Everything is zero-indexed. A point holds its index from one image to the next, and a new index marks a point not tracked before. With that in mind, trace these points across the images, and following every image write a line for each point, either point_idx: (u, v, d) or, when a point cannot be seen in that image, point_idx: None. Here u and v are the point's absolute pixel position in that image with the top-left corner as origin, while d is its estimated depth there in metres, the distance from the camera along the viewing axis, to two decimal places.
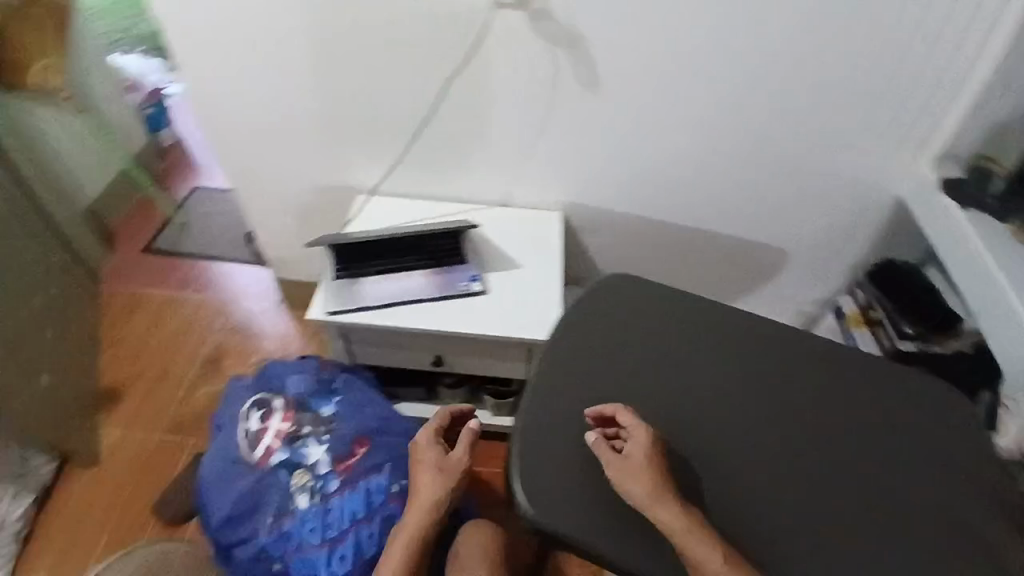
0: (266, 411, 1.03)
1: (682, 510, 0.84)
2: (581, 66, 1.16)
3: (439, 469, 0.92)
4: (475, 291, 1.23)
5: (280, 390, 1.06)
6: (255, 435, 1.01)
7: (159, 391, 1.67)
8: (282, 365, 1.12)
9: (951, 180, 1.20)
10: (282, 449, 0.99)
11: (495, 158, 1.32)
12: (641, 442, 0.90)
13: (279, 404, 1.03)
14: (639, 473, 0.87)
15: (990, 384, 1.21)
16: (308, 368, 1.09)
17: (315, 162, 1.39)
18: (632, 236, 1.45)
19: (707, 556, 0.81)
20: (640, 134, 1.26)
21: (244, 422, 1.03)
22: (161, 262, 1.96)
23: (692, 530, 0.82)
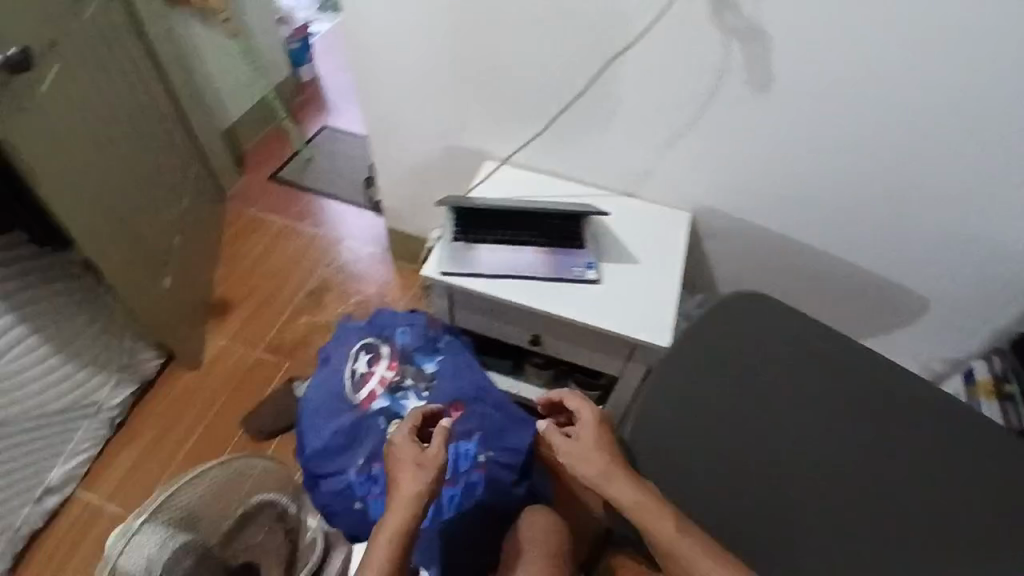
0: (374, 356, 1.09)
1: (637, 485, 0.87)
2: (754, 63, 1.09)
3: (419, 464, 0.85)
4: (590, 280, 1.21)
5: (389, 338, 1.11)
6: (360, 376, 1.07)
7: (263, 315, 1.76)
8: (391, 313, 1.17)
9: None
10: (384, 396, 1.04)
11: (633, 145, 1.28)
12: (587, 421, 0.96)
13: (387, 353, 1.09)
14: (590, 451, 0.92)
15: None
16: (417, 322, 1.14)
17: (451, 120, 1.40)
18: (758, 250, 1.38)
19: (665, 528, 0.82)
20: (795, 146, 1.18)
21: (352, 362, 1.09)
22: (284, 191, 2.05)
23: (648, 505, 0.84)
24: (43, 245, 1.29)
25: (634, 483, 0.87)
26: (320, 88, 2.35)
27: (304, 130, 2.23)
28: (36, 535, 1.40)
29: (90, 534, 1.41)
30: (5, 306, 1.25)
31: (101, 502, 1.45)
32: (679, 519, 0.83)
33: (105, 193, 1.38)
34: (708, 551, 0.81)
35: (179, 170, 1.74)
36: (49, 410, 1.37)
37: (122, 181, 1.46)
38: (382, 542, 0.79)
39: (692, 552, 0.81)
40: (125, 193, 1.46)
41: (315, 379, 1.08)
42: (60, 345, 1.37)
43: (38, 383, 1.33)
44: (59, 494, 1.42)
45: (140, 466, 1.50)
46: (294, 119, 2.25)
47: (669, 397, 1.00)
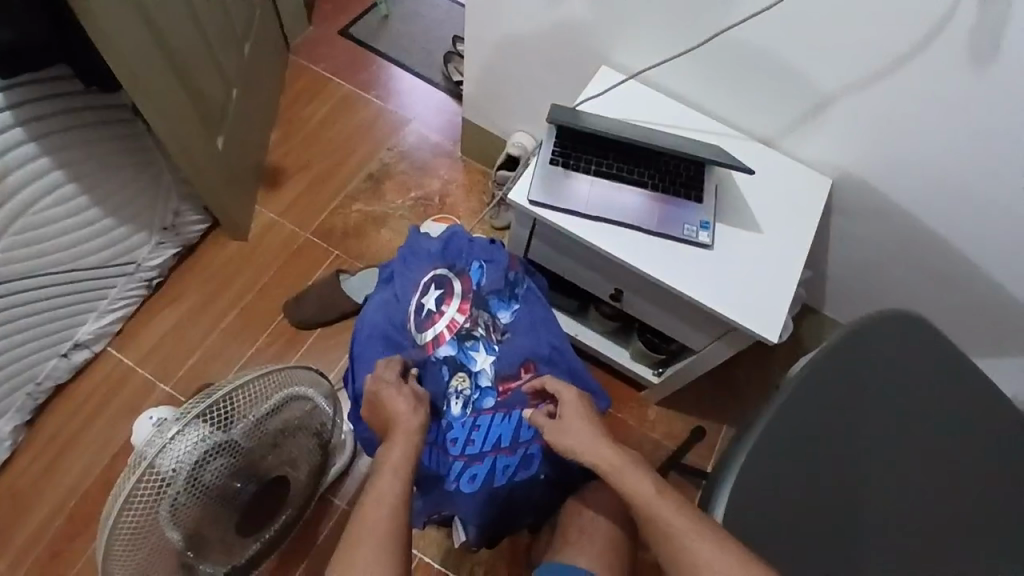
0: (447, 293, 0.98)
1: (620, 453, 0.81)
2: (997, 12, 0.82)
3: (414, 401, 0.85)
4: (700, 243, 1.02)
5: (465, 274, 1.00)
6: (427, 312, 0.97)
7: (316, 195, 1.62)
8: (467, 239, 1.04)
9: None
10: (451, 342, 0.95)
11: (789, 87, 1.05)
12: (571, 399, 0.88)
13: (462, 291, 0.98)
14: (572, 428, 0.84)
15: None
16: (499, 260, 1.02)
17: (572, 12, 1.15)
18: (890, 239, 1.17)
19: (642, 488, 0.77)
20: (998, 136, 0.94)
21: (421, 293, 0.99)
22: (354, 52, 1.82)
23: (628, 466, 0.79)
24: (91, 83, 1.13)
25: (616, 451, 0.81)
26: None
27: None
28: (63, 386, 1.38)
29: (118, 396, 1.38)
30: (42, 149, 1.12)
31: (132, 365, 1.41)
32: (659, 484, 0.77)
33: (162, 34, 1.19)
34: (683, 508, 0.74)
35: (245, 11, 1.53)
36: (85, 264, 1.29)
37: (182, 20, 1.26)
38: (387, 476, 0.77)
39: (671, 516, 0.73)
40: (184, 35, 1.27)
41: (377, 303, 1.00)
42: (99, 197, 1.25)
43: (73, 236, 1.24)
44: (87, 351, 1.38)
45: (175, 333, 1.45)
46: None
47: (788, 437, 0.73)
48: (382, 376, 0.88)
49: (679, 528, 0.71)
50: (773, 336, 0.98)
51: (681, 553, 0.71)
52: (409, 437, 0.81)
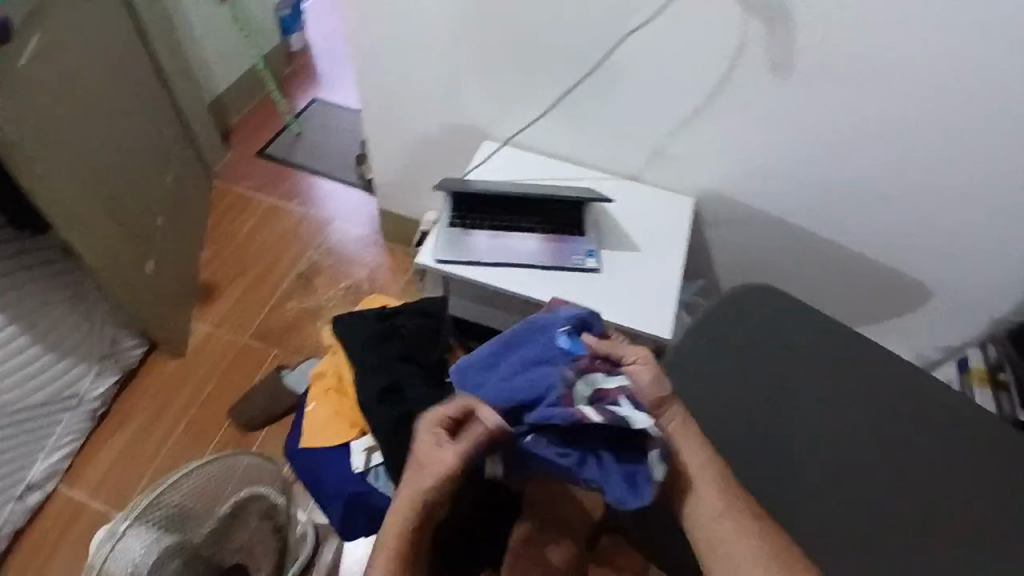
0: (585, 370, 0.75)
1: (713, 473, 0.75)
2: (768, 36, 1.02)
3: (422, 469, 0.70)
4: (589, 268, 1.15)
5: (563, 356, 0.78)
6: (597, 399, 0.73)
7: (252, 301, 1.70)
8: (510, 351, 0.84)
9: None
10: (634, 405, 0.72)
11: (636, 127, 1.22)
12: (661, 379, 0.76)
13: (594, 367, 0.76)
14: (658, 398, 0.75)
15: None
16: (552, 326, 0.83)
17: (448, 98, 1.32)
18: (760, 241, 1.32)
19: (708, 505, 0.73)
20: (807, 133, 1.12)
21: (564, 393, 0.73)
22: (273, 169, 1.97)
23: (718, 485, 0.74)
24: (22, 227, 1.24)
25: (689, 427, 0.77)
26: (311, 59, 2.27)
27: (293, 103, 2.15)
28: (19, 532, 1.36)
29: (72, 530, 1.37)
30: None
31: (85, 498, 1.41)
32: (744, 514, 0.72)
33: (85, 172, 1.31)
34: (727, 488, 0.74)
35: (164, 146, 1.67)
36: (27, 403, 1.31)
37: (103, 159, 1.38)
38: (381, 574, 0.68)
39: (710, 494, 0.73)
40: (107, 171, 1.39)
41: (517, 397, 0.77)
42: (37, 335, 1.31)
43: (13, 377, 1.27)
44: (39, 492, 1.38)
45: (123, 458, 1.46)
46: (283, 93, 2.17)
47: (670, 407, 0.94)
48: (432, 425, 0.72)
49: (708, 510, 0.72)
50: (667, 336, 1.09)
51: (710, 542, 0.71)
52: (406, 508, 0.70)
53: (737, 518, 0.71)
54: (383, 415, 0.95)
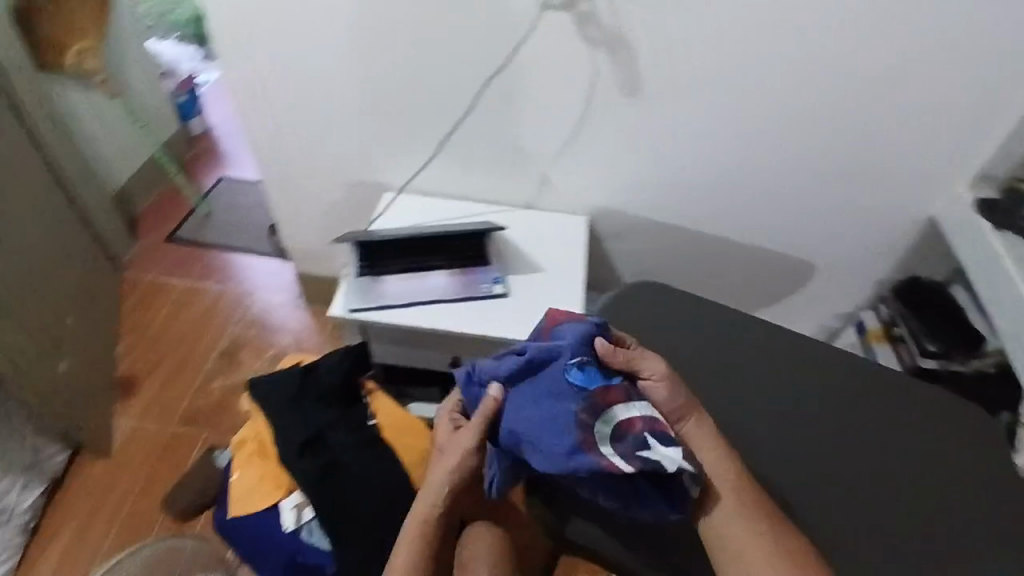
0: (602, 408, 0.76)
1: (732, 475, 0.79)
2: (623, 64, 1.12)
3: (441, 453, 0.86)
4: (497, 294, 1.20)
5: (577, 390, 0.78)
6: (626, 438, 0.74)
7: (177, 387, 1.66)
8: (518, 379, 0.82)
9: (985, 202, 1.12)
10: (662, 439, 0.75)
11: (523, 159, 1.29)
12: (676, 391, 0.81)
13: (612, 399, 0.77)
14: (676, 409, 0.81)
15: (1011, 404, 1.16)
16: (562, 352, 0.81)
17: (341, 157, 1.35)
18: (655, 247, 1.40)
19: (722, 501, 0.78)
20: (677, 144, 1.21)
21: (588, 437, 0.74)
22: (185, 252, 1.95)
23: (737, 487, 0.78)
24: None
25: (710, 433, 0.82)
26: (214, 141, 2.29)
27: (199, 185, 2.15)
28: None
29: None
30: None
31: None
32: (760, 517, 0.77)
33: None
34: (742, 493, 0.78)
35: (68, 245, 1.63)
36: None
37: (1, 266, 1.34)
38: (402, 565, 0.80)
39: (724, 492, 0.78)
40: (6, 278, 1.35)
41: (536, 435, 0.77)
42: None
43: None
44: None
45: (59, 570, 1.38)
46: (188, 177, 2.17)
47: None
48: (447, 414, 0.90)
49: (721, 509, 0.77)
50: None
51: (718, 536, 0.76)
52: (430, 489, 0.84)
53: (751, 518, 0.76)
54: (310, 467, 0.97)
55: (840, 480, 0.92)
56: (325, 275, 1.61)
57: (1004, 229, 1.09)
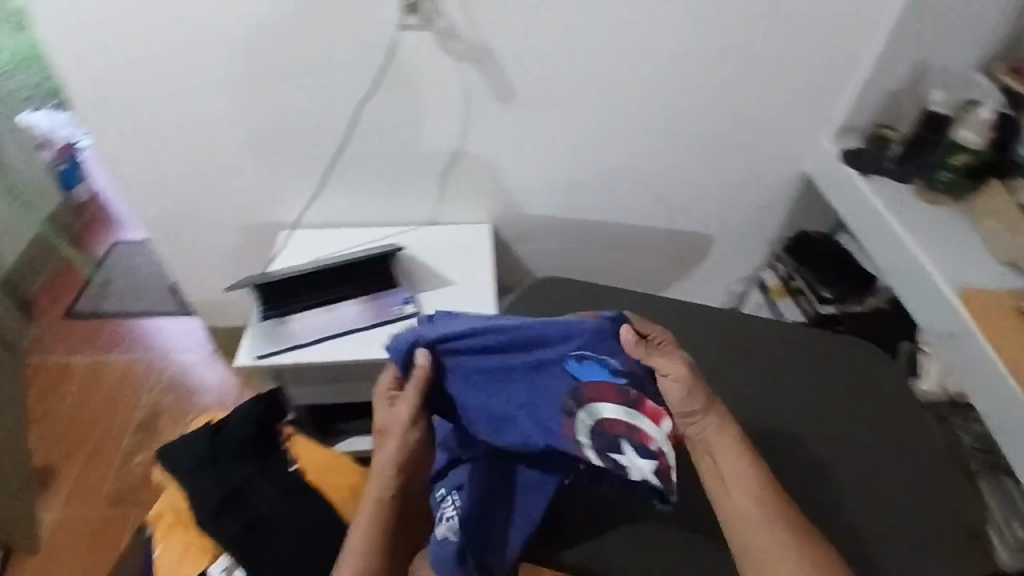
0: (586, 403, 0.78)
1: (755, 482, 0.76)
2: (496, 72, 1.13)
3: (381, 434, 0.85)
4: (409, 314, 1.19)
5: (569, 380, 0.79)
6: (606, 438, 0.78)
7: (97, 468, 1.56)
8: (500, 356, 0.82)
9: (849, 152, 1.19)
10: (639, 449, 0.78)
11: (416, 177, 1.28)
12: (694, 393, 0.74)
13: (604, 396, 0.77)
14: (689, 409, 0.75)
15: (906, 333, 1.23)
16: (563, 342, 0.78)
17: (231, 202, 1.30)
18: (562, 241, 1.42)
19: (744, 514, 0.74)
20: (563, 141, 1.23)
21: (569, 427, 0.80)
22: (87, 326, 1.84)
23: (761, 495, 0.75)
24: None
25: (729, 432, 0.77)
26: (104, 206, 2.18)
27: (93, 255, 2.04)
28: None
29: None
30: None
31: None
32: (786, 527, 0.73)
33: None
34: (766, 503, 0.75)
35: None
36: None
37: None
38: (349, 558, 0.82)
39: (746, 503, 0.75)
40: None
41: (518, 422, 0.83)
42: None
43: None
44: None
45: None
46: (80, 248, 2.05)
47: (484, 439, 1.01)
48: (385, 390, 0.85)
49: (744, 520, 0.74)
50: None
51: (748, 545, 0.74)
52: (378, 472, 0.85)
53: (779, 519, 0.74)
54: (230, 526, 0.97)
55: (762, 436, 0.98)
56: (233, 323, 1.54)
57: (872, 172, 1.17)
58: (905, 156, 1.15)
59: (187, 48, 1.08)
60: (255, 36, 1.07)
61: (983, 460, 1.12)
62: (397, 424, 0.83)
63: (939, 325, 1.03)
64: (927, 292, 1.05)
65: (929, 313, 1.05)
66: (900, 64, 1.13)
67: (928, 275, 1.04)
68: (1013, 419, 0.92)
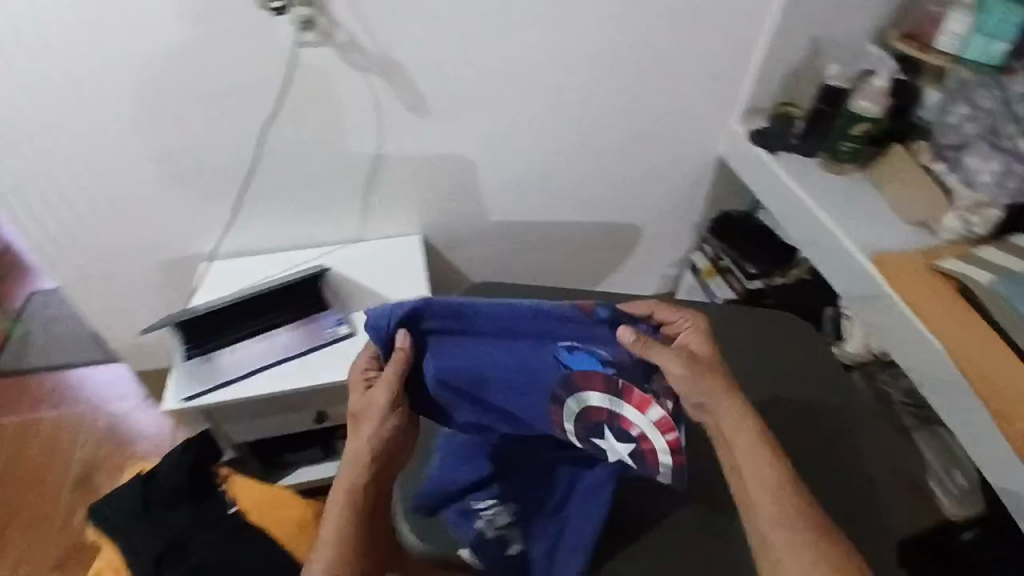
0: (576, 388, 0.80)
1: (777, 480, 0.74)
2: (402, 81, 1.11)
3: (355, 419, 0.79)
4: (344, 335, 1.17)
5: (558, 371, 0.79)
6: (589, 424, 0.81)
7: (35, 532, 1.48)
8: (491, 344, 0.81)
9: (757, 132, 1.22)
10: (619, 435, 0.81)
11: (336, 195, 1.25)
12: (699, 382, 0.75)
13: (592, 386, 0.79)
14: (700, 399, 0.76)
15: (828, 300, 1.32)
16: (553, 334, 0.78)
17: (145, 240, 1.25)
18: (494, 245, 1.41)
19: (762, 511, 0.73)
20: (481, 145, 1.22)
21: (556, 414, 0.82)
22: (9, 385, 1.74)
23: (782, 495, 0.73)
24: None
25: (748, 421, 0.76)
26: (15, 255, 2.06)
27: (9, 308, 1.92)
28: None
29: None
30: None
31: None
32: (804, 527, 0.72)
33: None
34: (786, 504, 0.73)
35: None
36: None
37: None
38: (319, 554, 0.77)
39: (765, 502, 0.73)
40: None
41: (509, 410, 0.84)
42: None
43: None
44: None
45: None
46: None
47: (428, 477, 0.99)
48: (361, 372, 0.81)
49: (761, 516, 0.74)
50: None
51: (763, 540, 0.73)
52: (353, 459, 0.79)
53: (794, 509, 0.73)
54: None
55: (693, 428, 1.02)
56: (163, 364, 1.48)
57: (780, 150, 1.21)
58: (809, 132, 1.20)
59: (71, 85, 1.02)
60: (144, 67, 1.03)
61: (918, 414, 1.20)
62: (373, 409, 0.79)
63: (856, 290, 1.07)
64: (842, 260, 1.09)
65: (846, 279, 1.09)
66: (796, 42, 1.16)
67: (842, 244, 1.08)
68: (931, 369, 0.96)
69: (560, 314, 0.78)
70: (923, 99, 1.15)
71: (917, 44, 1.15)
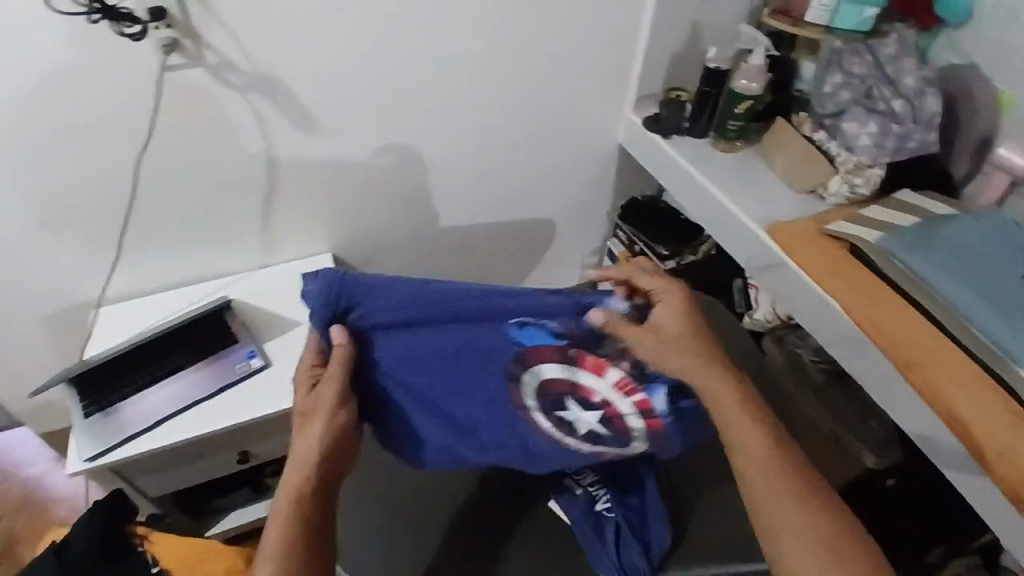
0: (530, 363, 0.81)
1: (767, 446, 0.77)
2: (285, 98, 1.07)
3: (305, 417, 0.79)
4: (258, 368, 1.11)
5: (516, 348, 0.80)
6: (551, 397, 0.82)
7: None
8: (446, 333, 0.80)
9: (650, 118, 1.26)
10: (583, 403, 0.82)
11: (234, 221, 1.20)
12: (665, 355, 0.76)
13: (546, 359, 0.80)
14: (682, 372, 0.76)
15: (736, 273, 1.39)
16: (506, 312, 0.78)
17: (26, 295, 1.15)
18: (410, 255, 1.39)
19: (756, 481, 0.76)
20: (380, 155, 1.20)
21: (518, 393, 0.83)
22: None
23: (774, 462, 0.76)
24: None
25: (734, 391, 0.78)
26: None
27: None
28: None
29: None
30: None
31: None
32: (798, 494, 0.75)
33: None
34: (778, 472, 0.76)
35: None
36: None
37: None
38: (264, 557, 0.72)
39: (757, 472, 0.76)
40: None
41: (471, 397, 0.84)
42: None
43: None
44: None
45: None
46: None
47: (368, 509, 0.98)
48: (306, 370, 0.80)
49: (755, 486, 0.76)
50: None
51: (761, 509, 0.76)
52: (299, 462, 0.78)
53: (784, 475, 0.76)
54: None
55: None
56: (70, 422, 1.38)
57: (672, 135, 1.24)
58: (695, 113, 1.23)
59: None
60: None
61: (828, 369, 1.27)
62: (321, 406, 0.78)
63: (756, 261, 1.12)
64: (741, 234, 1.13)
65: (745, 252, 1.14)
66: (675, 27, 1.19)
67: (738, 218, 1.12)
68: (830, 327, 1.01)
69: (510, 295, 0.78)
70: (802, 72, 1.23)
71: (789, 19, 1.19)
